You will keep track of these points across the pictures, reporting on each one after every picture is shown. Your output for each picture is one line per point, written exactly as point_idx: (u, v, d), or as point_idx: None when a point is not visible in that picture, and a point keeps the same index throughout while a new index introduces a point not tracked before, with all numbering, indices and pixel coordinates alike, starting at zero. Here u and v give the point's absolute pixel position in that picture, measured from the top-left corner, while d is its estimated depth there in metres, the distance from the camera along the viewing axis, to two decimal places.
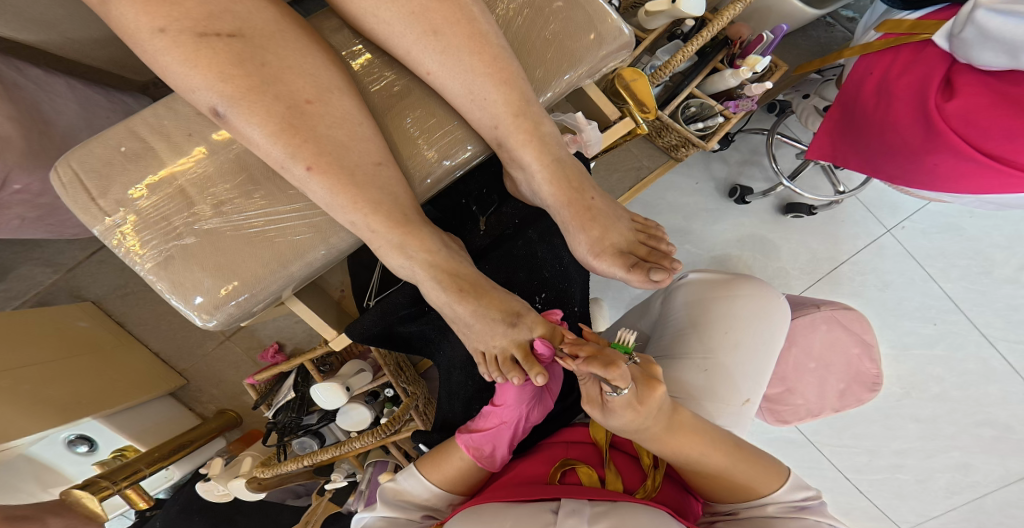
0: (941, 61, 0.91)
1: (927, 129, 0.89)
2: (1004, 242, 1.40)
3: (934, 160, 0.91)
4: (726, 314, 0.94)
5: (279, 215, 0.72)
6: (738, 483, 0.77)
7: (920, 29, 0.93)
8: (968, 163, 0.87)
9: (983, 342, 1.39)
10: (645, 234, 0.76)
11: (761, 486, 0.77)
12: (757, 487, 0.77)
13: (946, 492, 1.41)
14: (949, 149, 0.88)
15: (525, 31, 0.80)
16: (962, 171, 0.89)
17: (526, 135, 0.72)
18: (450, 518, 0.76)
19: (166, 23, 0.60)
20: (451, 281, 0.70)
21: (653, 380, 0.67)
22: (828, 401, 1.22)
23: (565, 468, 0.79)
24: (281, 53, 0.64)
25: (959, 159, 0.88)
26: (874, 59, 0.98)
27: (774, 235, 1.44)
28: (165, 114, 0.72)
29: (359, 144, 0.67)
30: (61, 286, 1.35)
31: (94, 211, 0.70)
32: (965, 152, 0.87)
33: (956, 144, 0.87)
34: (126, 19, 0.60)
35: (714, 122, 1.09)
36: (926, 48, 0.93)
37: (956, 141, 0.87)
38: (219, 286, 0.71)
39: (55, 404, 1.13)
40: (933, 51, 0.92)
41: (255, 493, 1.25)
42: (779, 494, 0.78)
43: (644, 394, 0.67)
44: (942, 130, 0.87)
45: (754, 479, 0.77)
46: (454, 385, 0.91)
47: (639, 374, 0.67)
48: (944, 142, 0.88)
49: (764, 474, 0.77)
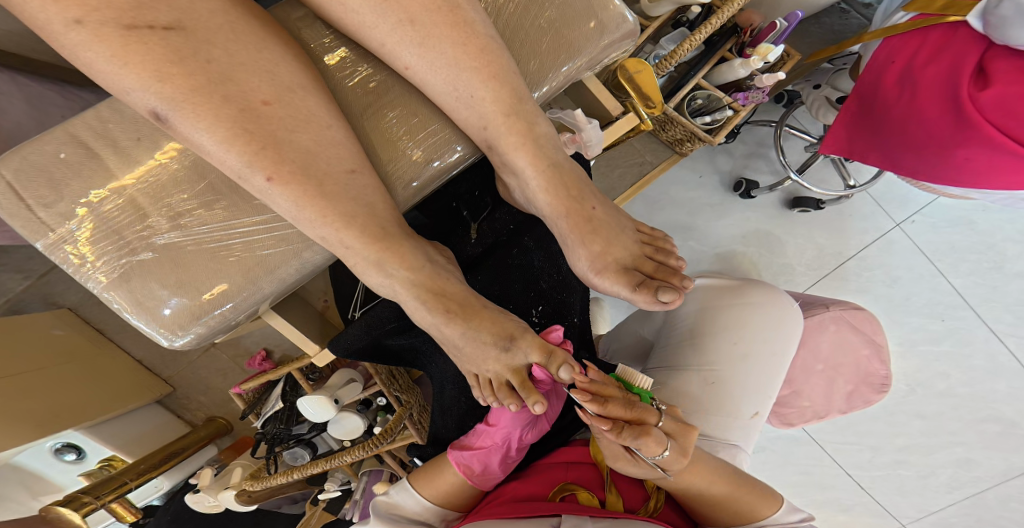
0: (972, 46, 0.84)
1: (958, 122, 0.83)
2: (1019, 235, 1.30)
3: (964, 154, 0.84)
4: (734, 323, 0.88)
5: (246, 228, 0.67)
6: (734, 506, 0.73)
7: (953, 11, 0.85)
8: (1004, 157, 0.81)
9: (991, 337, 1.31)
10: (652, 248, 0.70)
11: (761, 508, 0.74)
12: (757, 510, 0.74)
13: (948, 488, 1.35)
14: (983, 142, 0.82)
15: (518, 20, 0.73)
16: (997, 165, 0.83)
17: (518, 137, 0.65)
18: None
19: (82, 13, 0.52)
20: (437, 301, 0.64)
21: (685, 431, 0.66)
22: (834, 401, 1.15)
23: (565, 493, 0.73)
24: (230, 48, 0.57)
25: (995, 152, 0.82)
26: (893, 47, 0.91)
27: (782, 230, 1.36)
28: (110, 117, 0.66)
29: (327, 149, 0.61)
30: (34, 292, 1.28)
31: (36, 224, 0.64)
32: (1001, 145, 0.80)
33: (992, 136, 0.80)
34: (34, 8, 0.52)
35: (721, 116, 1.03)
36: (957, 31, 0.86)
37: (992, 134, 0.80)
38: (182, 304, 0.66)
39: (29, 419, 1.06)
40: (965, 33, 0.85)
41: (245, 506, 1.20)
42: (778, 515, 0.75)
43: (682, 444, 0.65)
44: (976, 122, 0.81)
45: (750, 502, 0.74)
46: (447, 400, 0.86)
47: (673, 424, 0.66)
48: (979, 135, 0.81)
49: (761, 497, 0.74)
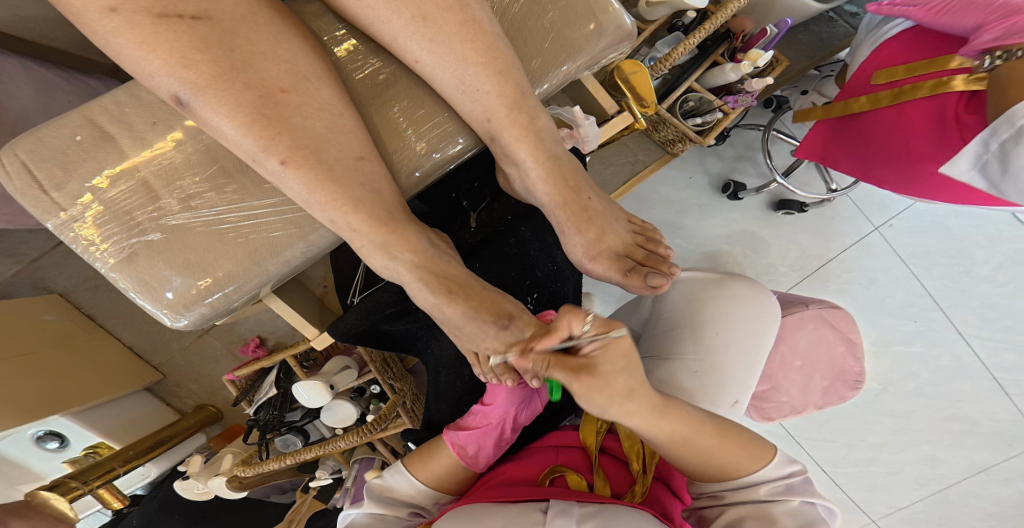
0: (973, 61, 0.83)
1: (939, 139, 0.86)
2: (985, 240, 1.33)
3: (933, 169, 0.89)
4: (718, 314, 0.91)
5: (256, 211, 0.69)
6: (720, 466, 0.72)
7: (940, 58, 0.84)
8: None
9: (958, 339, 1.35)
10: (643, 237, 0.74)
11: (743, 465, 0.73)
12: (739, 466, 0.73)
13: (915, 484, 1.41)
14: None
15: (522, 18, 0.76)
16: (961, 183, 0.88)
17: (521, 130, 0.68)
18: (438, 518, 0.73)
19: (118, 1, 0.54)
20: (439, 283, 0.67)
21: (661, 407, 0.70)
22: (811, 397, 1.18)
23: (554, 475, 0.76)
24: (253, 37, 0.60)
25: None
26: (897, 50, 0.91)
27: (765, 231, 1.40)
28: (126, 100, 0.68)
29: (339, 137, 0.63)
30: (23, 277, 1.28)
31: (46, 204, 0.66)
32: None
33: None
34: None
35: (712, 118, 1.07)
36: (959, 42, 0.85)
37: None
38: (190, 285, 0.68)
39: (16, 402, 1.07)
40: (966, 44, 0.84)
41: (236, 492, 1.20)
42: (767, 471, 0.73)
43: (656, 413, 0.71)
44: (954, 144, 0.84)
45: (745, 461, 0.73)
46: (442, 385, 0.88)
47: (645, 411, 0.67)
48: (953, 155, 0.85)
49: (743, 453, 0.73)
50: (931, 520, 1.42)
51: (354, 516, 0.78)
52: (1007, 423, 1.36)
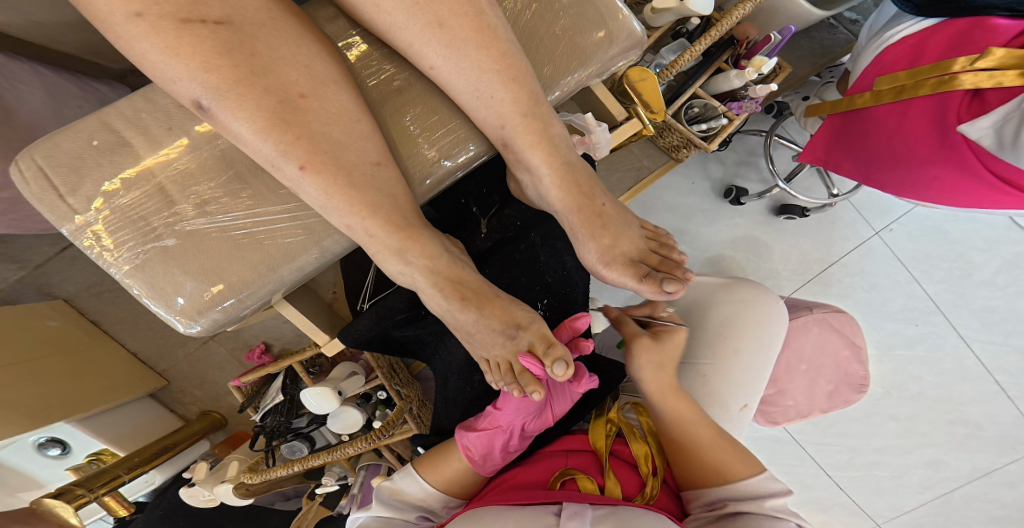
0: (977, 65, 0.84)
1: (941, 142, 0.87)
2: (984, 244, 1.35)
3: (935, 172, 0.90)
4: (726, 319, 0.91)
5: (270, 217, 0.69)
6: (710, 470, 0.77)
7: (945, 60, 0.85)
8: (973, 179, 0.87)
9: (960, 343, 1.36)
10: (656, 243, 0.74)
11: (734, 469, 0.77)
12: (733, 469, 0.77)
13: (919, 488, 1.40)
14: (957, 165, 0.87)
15: (534, 26, 0.77)
16: (961, 186, 0.90)
17: (535, 137, 0.69)
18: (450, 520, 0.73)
19: (142, 7, 0.55)
20: (453, 288, 0.68)
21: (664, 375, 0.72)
22: (816, 401, 1.19)
23: (565, 477, 0.76)
24: (273, 43, 0.60)
25: (964, 175, 0.88)
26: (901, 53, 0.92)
27: (768, 236, 1.41)
28: (142, 105, 0.69)
29: (356, 143, 0.64)
30: (28, 283, 1.28)
31: (63, 209, 0.66)
32: (972, 170, 0.86)
33: (966, 161, 0.86)
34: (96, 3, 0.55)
35: (717, 123, 1.06)
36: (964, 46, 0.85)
37: (968, 159, 0.85)
38: (202, 290, 0.68)
39: (21, 408, 1.07)
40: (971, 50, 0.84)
41: (241, 498, 1.19)
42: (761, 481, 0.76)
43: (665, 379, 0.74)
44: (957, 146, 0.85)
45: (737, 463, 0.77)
46: (451, 391, 0.88)
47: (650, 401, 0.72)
48: (954, 158, 0.87)
49: (736, 457, 0.78)
50: (937, 524, 1.41)
51: (364, 518, 0.79)
52: (1008, 425, 1.37)
